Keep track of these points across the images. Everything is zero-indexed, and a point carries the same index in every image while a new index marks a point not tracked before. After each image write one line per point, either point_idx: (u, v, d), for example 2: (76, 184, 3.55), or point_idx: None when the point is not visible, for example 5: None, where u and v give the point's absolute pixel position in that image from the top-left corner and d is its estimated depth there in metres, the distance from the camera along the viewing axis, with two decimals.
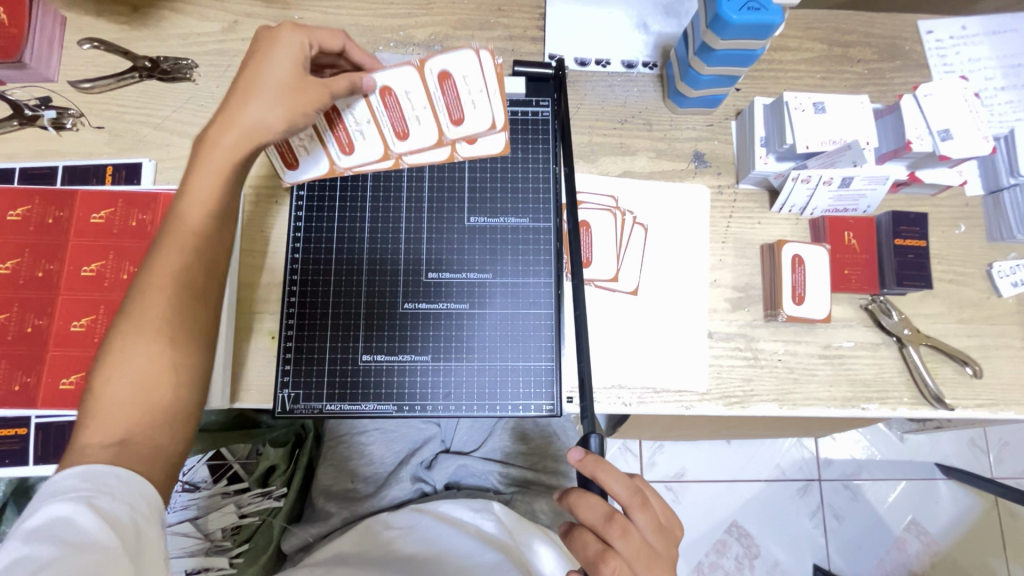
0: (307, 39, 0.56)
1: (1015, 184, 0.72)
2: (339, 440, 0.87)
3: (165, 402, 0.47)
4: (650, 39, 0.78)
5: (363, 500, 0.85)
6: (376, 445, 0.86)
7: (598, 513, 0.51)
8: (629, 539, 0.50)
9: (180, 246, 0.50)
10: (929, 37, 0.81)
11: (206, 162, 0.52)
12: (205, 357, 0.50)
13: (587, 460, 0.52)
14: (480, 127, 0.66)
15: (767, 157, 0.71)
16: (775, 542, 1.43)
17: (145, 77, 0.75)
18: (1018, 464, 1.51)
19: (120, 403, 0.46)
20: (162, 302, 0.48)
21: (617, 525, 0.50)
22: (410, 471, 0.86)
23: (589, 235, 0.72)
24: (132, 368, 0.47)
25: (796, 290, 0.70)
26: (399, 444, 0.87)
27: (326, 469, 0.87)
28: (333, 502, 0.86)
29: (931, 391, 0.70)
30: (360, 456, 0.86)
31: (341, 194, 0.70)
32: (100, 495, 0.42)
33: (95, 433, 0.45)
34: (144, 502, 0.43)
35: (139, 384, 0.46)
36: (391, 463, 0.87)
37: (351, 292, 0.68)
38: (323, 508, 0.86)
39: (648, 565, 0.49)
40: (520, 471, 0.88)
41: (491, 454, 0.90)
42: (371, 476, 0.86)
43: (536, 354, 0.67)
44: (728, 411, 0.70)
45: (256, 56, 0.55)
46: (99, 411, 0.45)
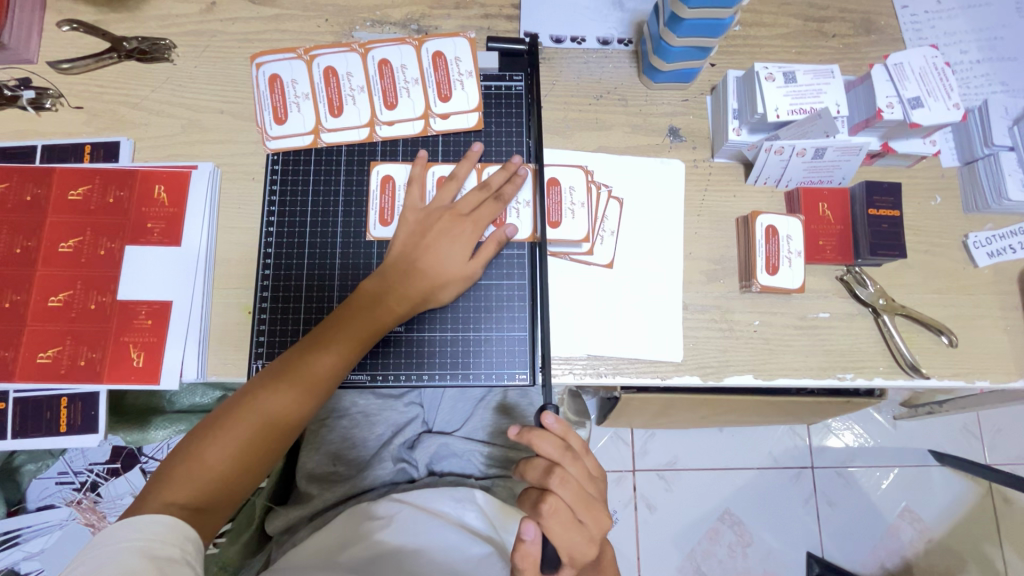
0: (495, 200, 0.66)
1: (990, 154, 0.72)
2: (321, 423, 0.85)
3: (234, 483, 0.56)
4: (625, 16, 0.79)
5: (346, 482, 0.83)
6: (358, 427, 0.85)
7: (540, 468, 0.53)
8: (567, 485, 0.52)
9: (377, 313, 0.61)
10: (905, 11, 0.81)
11: (421, 247, 0.63)
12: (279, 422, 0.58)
13: (556, 423, 0.53)
14: (461, 105, 0.71)
15: (739, 129, 0.71)
16: (767, 529, 1.42)
17: (123, 58, 0.76)
18: (1011, 449, 1.50)
19: (198, 482, 0.54)
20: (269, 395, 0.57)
21: (557, 475, 0.51)
22: (393, 451, 0.85)
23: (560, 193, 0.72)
24: (209, 454, 0.55)
25: (770, 261, 0.70)
26: (381, 426, 0.86)
27: (309, 452, 0.85)
28: (315, 485, 0.84)
29: (907, 360, 0.70)
30: (343, 439, 0.85)
31: (316, 168, 0.71)
32: (154, 541, 0.48)
33: (190, 466, 0.54)
34: (191, 543, 0.51)
35: (219, 468, 0.55)
36: (375, 444, 0.85)
37: (325, 264, 0.69)
38: (305, 491, 0.84)
39: (585, 506, 0.52)
40: (502, 450, 0.87)
41: (473, 434, 0.88)
42: (354, 458, 0.85)
43: (509, 324, 0.67)
44: (704, 382, 0.70)
45: (461, 210, 0.65)
46: (202, 450, 0.55)
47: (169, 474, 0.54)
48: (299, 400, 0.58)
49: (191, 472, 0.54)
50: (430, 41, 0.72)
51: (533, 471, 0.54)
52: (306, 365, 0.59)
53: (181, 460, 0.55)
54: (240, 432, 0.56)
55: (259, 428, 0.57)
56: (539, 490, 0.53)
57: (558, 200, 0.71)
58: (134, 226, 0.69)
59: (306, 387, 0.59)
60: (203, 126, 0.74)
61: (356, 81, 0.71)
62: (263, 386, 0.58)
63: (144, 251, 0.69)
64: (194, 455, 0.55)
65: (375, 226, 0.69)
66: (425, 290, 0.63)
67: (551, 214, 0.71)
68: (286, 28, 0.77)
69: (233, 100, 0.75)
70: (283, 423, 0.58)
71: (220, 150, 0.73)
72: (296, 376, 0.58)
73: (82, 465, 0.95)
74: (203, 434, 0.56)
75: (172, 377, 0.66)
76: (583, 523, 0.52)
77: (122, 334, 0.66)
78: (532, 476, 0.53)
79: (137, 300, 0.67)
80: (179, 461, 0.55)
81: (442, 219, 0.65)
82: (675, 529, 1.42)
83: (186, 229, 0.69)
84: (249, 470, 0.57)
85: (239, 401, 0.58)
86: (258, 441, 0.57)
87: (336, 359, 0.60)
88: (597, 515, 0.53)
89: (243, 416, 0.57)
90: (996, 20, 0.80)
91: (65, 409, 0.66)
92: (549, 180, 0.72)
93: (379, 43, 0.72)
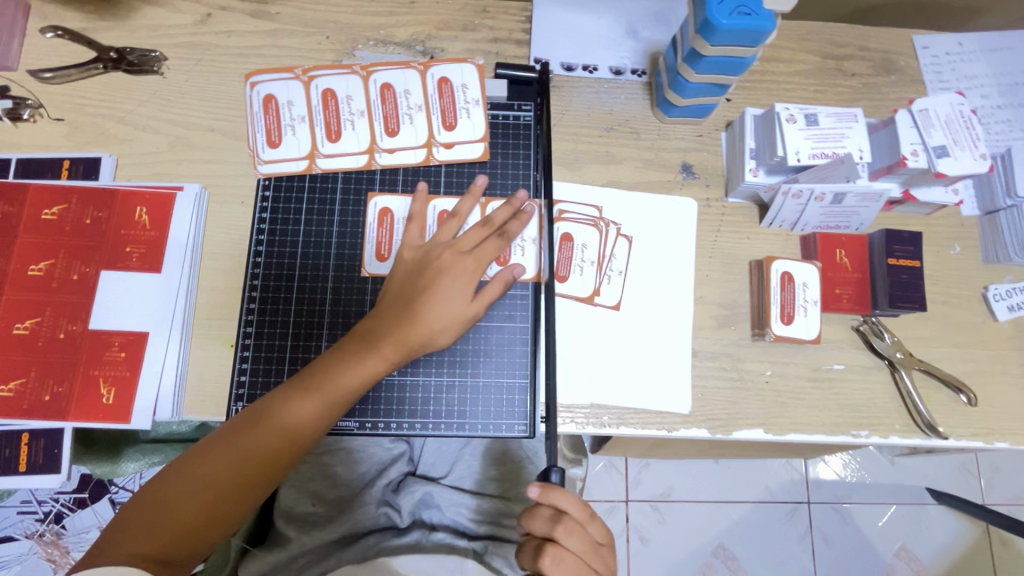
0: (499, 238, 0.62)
1: (1012, 206, 0.69)
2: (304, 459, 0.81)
3: (202, 536, 0.52)
4: (638, 46, 0.76)
5: (325, 525, 0.78)
6: (343, 465, 0.81)
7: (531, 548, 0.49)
8: (563, 565, 0.48)
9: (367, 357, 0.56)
10: (925, 52, 0.79)
11: (418, 285, 0.59)
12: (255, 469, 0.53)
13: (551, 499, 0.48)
14: (466, 134, 0.67)
15: (756, 170, 0.68)
16: (762, 567, 1.38)
17: (110, 69, 0.72)
18: (1009, 490, 1.47)
19: (165, 532, 0.50)
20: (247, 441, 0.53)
21: (550, 556, 0.48)
22: (376, 494, 0.80)
23: (571, 248, 0.69)
24: (180, 501, 0.51)
25: (785, 310, 0.67)
26: (367, 465, 0.82)
27: (287, 489, 0.81)
28: (292, 526, 0.79)
29: (925, 418, 0.67)
30: (325, 477, 0.81)
31: (309, 196, 0.67)
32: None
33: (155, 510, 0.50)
34: None
35: (186, 516, 0.51)
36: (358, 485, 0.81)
37: (315, 299, 0.65)
38: (281, 532, 0.79)
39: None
40: (493, 503, 0.80)
41: (460, 482, 0.82)
42: (337, 498, 0.81)
43: (509, 370, 0.63)
44: (712, 436, 0.66)
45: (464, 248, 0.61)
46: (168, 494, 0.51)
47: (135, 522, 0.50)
48: (277, 450, 0.54)
49: (159, 520, 0.50)
50: (436, 66, 0.68)
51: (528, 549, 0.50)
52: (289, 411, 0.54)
53: (147, 504, 0.51)
54: (211, 480, 0.52)
55: (230, 477, 0.52)
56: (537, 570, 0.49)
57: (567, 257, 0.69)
58: (112, 249, 0.65)
59: (290, 435, 0.54)
60: (192, 144, 0.70)
61: (356, 104, 0.67)
62: (243, 431, 0.54)
63: (122, 278, 0.64)
64: (160, 501, 0.51)
65: (371, 261, 0.65)
66: (421, 333, 0.58)
67: (558, 268, 0.69)
68: (284, 44, 0.73)
69: (225, 118, 0.71)
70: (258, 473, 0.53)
71: (209, 170, 0.69)
72: (278, 422, 0.54)
73: (47, 495, 0.89)
74: (172, 479, 0.52)
75: (145, 416, 0.61)
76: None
77: (92, 366, 0.62)
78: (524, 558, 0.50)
79: (111, 330, 0.63)
80: (146, 507, 0.51)
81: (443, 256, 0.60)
82: (667, 563, 1.37)
83: (168, 255, 0.65)
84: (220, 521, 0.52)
85: (216, 445, 0.53)
86: (232, 490, 0.52)
87: (322, 405, 0.55)
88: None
89: (219, 461, 0.52)
90: (1017, 65, 0.78)
91: (26, 447, 0.61)
92: (562, 235, 0.69)
93: (382, 66, 0.68)
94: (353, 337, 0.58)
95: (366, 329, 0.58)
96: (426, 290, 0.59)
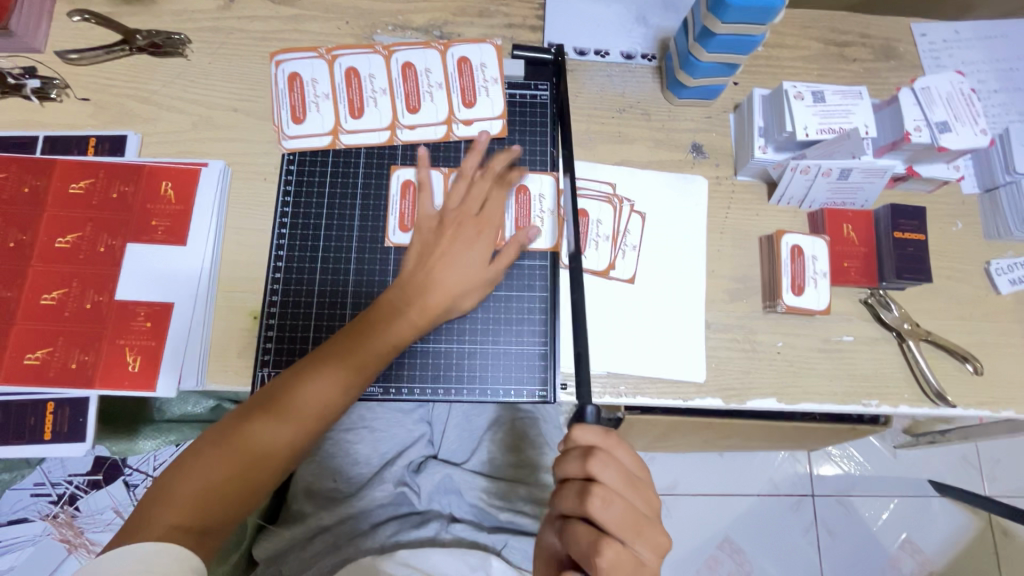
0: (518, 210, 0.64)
1: (1011, 181, 0.72)
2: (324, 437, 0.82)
3: (239, 506, 0.52)
4: (648, 32, 0.79)
5: (343, 502, 0.78)
6: (362, 443, 0.81)
7: (574, 495, 0.47)
8: (611, 508, 0.45)
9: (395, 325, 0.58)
10: (923, 39, 0.82)
11: (441, 256, 0.61)
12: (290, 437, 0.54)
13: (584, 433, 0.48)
14: (485, 112, 0.69)
15: (766, 147, 0.71)
16: (767, 559, 1.39)
17: (135, 51, 0.73)
18: (1010, 481, 1.48)
19: (201, 504, 0.50)
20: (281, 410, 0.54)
21: (597, 501, 0.45)
22: (397, 473, 0.79)
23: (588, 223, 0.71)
24: (214, 472, 0.51)
25: (796, 281, 0.68)
26: (386, 444, 0.82)
27: (306, 464, 0.81)
28: (311, 502, 0.80)
29: (933, 387, 0.68)
30: (344, 455, 0.81)
31: (333, 170, 0.68)
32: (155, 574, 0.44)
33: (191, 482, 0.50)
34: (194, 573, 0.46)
35: (222, 485, 0.51)
36: (377, 464, 0.81)
37: (339, 269, 0.66)
38: (300, 509, 0.80)
39: (637, 530, 0.46)
40: (510, 485, 0.80)
41: (479, 466, 0.82)
42: (354, 476, 0.81)
43: (528, 338, 0.65)
44: (726, 405, 0.67)
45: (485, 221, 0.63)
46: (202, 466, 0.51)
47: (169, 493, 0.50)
48: (312, 416, 0.55)
49: (195, 491, 0.50)
50: (455, 46, 0.71)
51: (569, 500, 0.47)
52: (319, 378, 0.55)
53: (178, 477, 0.51)
54: (245, 449, 0.52)
55: (265, 446, 0.53)
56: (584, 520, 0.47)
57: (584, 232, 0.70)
58: (137, 223, 0.66)
59: (323, 402, 0.55)
60: (216, 123, 0.71)
61: (378, 82, 0.69)
62: (275, 400, 0.54)
63: (147, 250, 0.65)
64: (193, 473, 0.51)
65: (394, 232, 0.67)
66: (445, 301, 0.60)
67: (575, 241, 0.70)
68: (305, 28, 0.75)
69: (248, 98, 0.72)
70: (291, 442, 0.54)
71: (232, 148, 0.71)
72: (311, 390, 0.55)
73: (61, 476, 0.89)
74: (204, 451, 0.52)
75: (170, 383, 0.62)
76: (637, 555, 0.45)
77: (118, 336, 0.63)
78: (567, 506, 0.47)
79: (137, 301, 0.64)
80: (180, 479, 0.51)
81: (466, 229, 0.62)
82: (673, 556, 1.37)
83: (193, 228, 0.66)
84: (256, 490, 0.53)
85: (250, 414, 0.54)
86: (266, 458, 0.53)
87: (353, 373, 0.56)
88: (652, 539, 0.46)
89: (253, 431, 0.53)
90: (1011, 52, 0.82)
91: (51, 415, 0.62)
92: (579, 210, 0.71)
93: (403, 46, 0.70)
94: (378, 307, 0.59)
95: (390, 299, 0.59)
96: (450, 260, 0.60)
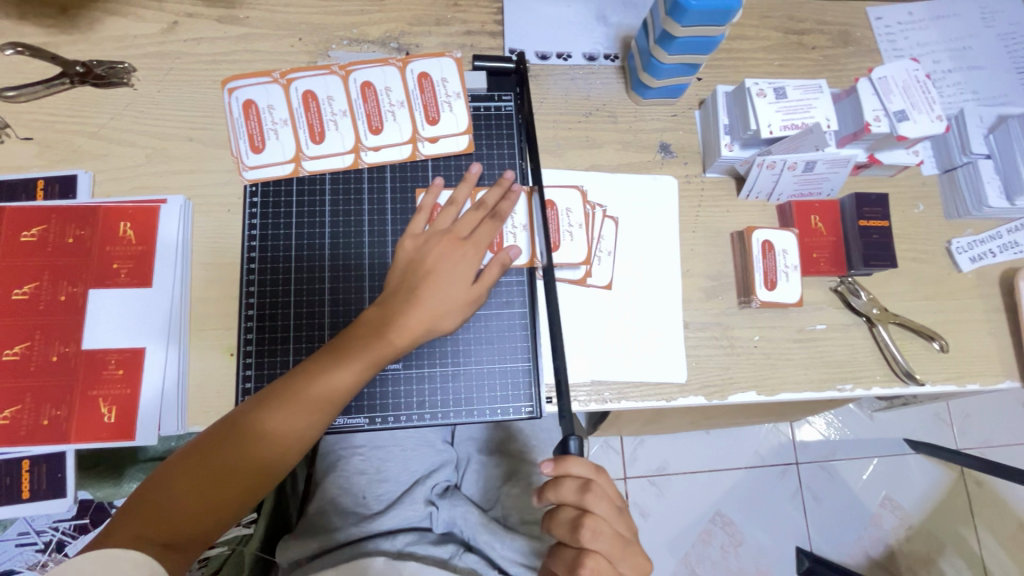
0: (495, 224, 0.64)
1: (968, 162, 0.74)
2: (354, 453, 0.81)
3: (205, 522, 0.52)
4: (609, 31, 0.78)
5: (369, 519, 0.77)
6: (393, 461, 0.81)
7: (567, 524, 0.48)
8: (601, 538, 0.47)
9: (372, 342, 0.57)
10: (879, 23, 0.83)
11: (418, 267, 0.61)
12: (263, 454, 0.54)
13: (581, 469, 0.49)
14: (450, 128, 0.68)
15: (731, 144, 0.71)
16: (758, 528, 1.44)
17: (77, 84, 0.70)
18: (979, 433, 1.56)
19: (168, 515, 0.50)
20: (256, 426, 0.54)
21: (588, 529, 0.47)
22: (425, 493, 0.79)
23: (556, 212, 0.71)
24: (183, 484, 0.51)
25: (768, 276, 0.70)
26: (416, 464, 0.82)
27: (334, 477, 0.81)
28: (337, 516, 0.78)
29: (902, 367, 0.71)
30: (376, 471, 0.80)
31: (298, 199, 0.67)
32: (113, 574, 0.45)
33: (161, 495, 0.51)
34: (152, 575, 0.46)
35: (189, 500, 0.51)
36: (405, 483, 0.80)
37: (314, 300, 0.65)
38: (325, 522, 0.78)
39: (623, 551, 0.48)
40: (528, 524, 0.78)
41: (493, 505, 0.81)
42: (382, 492, 0.79)
43: (512, 356, 0.65)
44: (708, 402, 0.69)
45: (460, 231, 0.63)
46: (172, 479, 0.52)
47: (142, 504, 0.51)
48: (287, 434, 0.54)
49: (162, 503, 0.51)
50: (414, 62, 0.69)
51: (559, 526, 0.49)
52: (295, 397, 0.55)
53: (151, 490, 0.51)
54: (214, 464, 0.52)
55: (236, 461, 0.53)
56: (576, 550, 0.48)
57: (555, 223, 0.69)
58: (98, 267, 0.64)
59: (296, 420, 0.55)
60: (171, 155, 0.69)
61: (338, 104, 0.68)
62: (244, 414, 0.54)
63: (111, 295, 0.63)
64: (162, 485, 0.51)
65: (368, 259, 0.66)
66: (426, 314, 0.59)
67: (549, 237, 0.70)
68: (256, 48, 0.72)
69: (203, 127, 0.70)
70: (265, 460, 0.54)
71: (191, 180, 0.68)
72: (283, 408, 0.54)
73: (45, 524, 0.86)
74: (179, 465, 0.53)
75: (149, 431, 0.61)
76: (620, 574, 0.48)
77: (90, 387, 0.61)
78: (560, 533, 0.49)
79: (105, 349, 0.62)
80: (151, 491, 0.51)
81: (443, 240, 0.62)
82: (668, 534, 1.41)
83: (158, 269, 0.64)
84: (224, 508, 0.53)
85: (223, 430, 0.54)
86: (236, 476, 0.53)
87: (326, 390, 0.55)
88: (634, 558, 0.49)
89: (219, 446, 0.53)
90: (963, 31, 0.83)
91: (28, 474, 0.60)
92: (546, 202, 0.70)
93: (360, 65, 0.69)
94: (361, 323, 0.59)
95: (372, 314, 0.59)
96: (428, 271, 0.60)
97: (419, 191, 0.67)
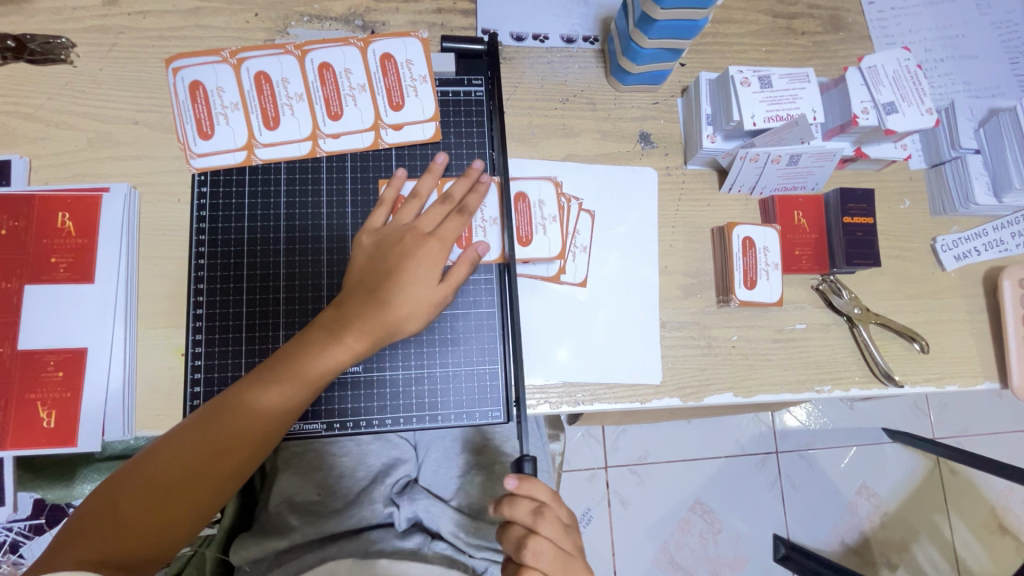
0: (463, 218, 0.60)
1: (956, 157, 0.71)
2: (308, 446, 0.75)
3: (160, 539, 0.49)
4: (588, 12, 0.73)
5: (331, 519, 0.72)
6: (351, 456, 0.76)
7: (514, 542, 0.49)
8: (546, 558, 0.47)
9: (329, 346, 0.54)
10: (871, 8, 0.79)
11: (380, 265, 0.57)
12: (216, 465, 0.51)
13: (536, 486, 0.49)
14: (415, 114, 0.64)
15: (714, 135, 0.68)
16: (736, 516, 1.45)
17: (10, 60, 0.64)
18: (955, 423, 1.57)
19: (115, 535, 0.47)
20: (207, 437, 0.51)
21: (530, 551, 0.47)
22: (385, 491, 0.74)
23: (526, 206, 0.67)
24: (131, 501, 0.49)
25: (748, 275, 0.67)
26: (376, 459, 0.76)
27: (290, 475, 0.75)
28: (296, 514, 0.73)
29: (882, 368, 0.69)
30: (330, 467, 0.75)
31: (251, 190, 0.63)
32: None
33: (108, 514, 0.48)
34: None
35: (138, 518, 0.48)
36: (364, 478, 0.75)
37: (268, 298, 0.61)
38: (283, 520, 0.73)
39: (565, 572, 0.48)
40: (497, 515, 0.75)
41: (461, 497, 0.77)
42: (340, 490, 0.75)
43: (479, 358, 0.62)
44: (684, 404, 0.67)
45: (425, 226, 0.59)
46: (117, 497, 0.49)
47: (89, 526, 0.48)
48: (243, 444, 0.52)
49: (108, 523, 0.48)
50: (377, 42, 0.64)
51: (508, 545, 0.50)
52: (248, 405, 0.52)
53: (97, 508, 0.48)
54: (164, 478, 0.50)
55: (189, 475, 0.50)
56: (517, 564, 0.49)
57: (525, 216, 0.66)
58: (35, 261, 0.59)
59: (251, 431, 0.52)
60: (115, 139, 0.64)
61: (293, 87, 0.63)
62: (195, 426, 0.51)
63: (49, 292, 0.59)
64: (109, 504, 0.49)
65: (328, 254, 0.62)
66: (388, 315, 0.55)
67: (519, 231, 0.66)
68: (207, 23, 0.67)
69: (150, 109, 0.65)
70: (219, 472, 0.51)
71: (137, 167, 0.63)
72: (235, 420, 0.51)
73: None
74: (125, 480, 0.50)
75: (92, 437, 0.57)
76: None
77: (28, 390, 0.57)
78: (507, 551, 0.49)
79: (42, 349, 0.58)
80: (92, 510, 0.49)
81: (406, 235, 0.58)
82: (647, 523, 1.42)
83: (100, 263, 0.60)
84: (179, 522, 0.50)
85: (169, 444, 0.51)
86: (188, 490, 0.50)
87: (283, 399, 0.52)
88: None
89: (168, 461, 0.50)
90: (957, 18, 0.80)
91: None
92: (515, 194, 0.67)
93: (318, 44, 0.64)
94: (318, 325, 0.55)
95: (329, 315, 0.55)
96: (389, 269, 0.57)
97: (382, 183, 0.63)
